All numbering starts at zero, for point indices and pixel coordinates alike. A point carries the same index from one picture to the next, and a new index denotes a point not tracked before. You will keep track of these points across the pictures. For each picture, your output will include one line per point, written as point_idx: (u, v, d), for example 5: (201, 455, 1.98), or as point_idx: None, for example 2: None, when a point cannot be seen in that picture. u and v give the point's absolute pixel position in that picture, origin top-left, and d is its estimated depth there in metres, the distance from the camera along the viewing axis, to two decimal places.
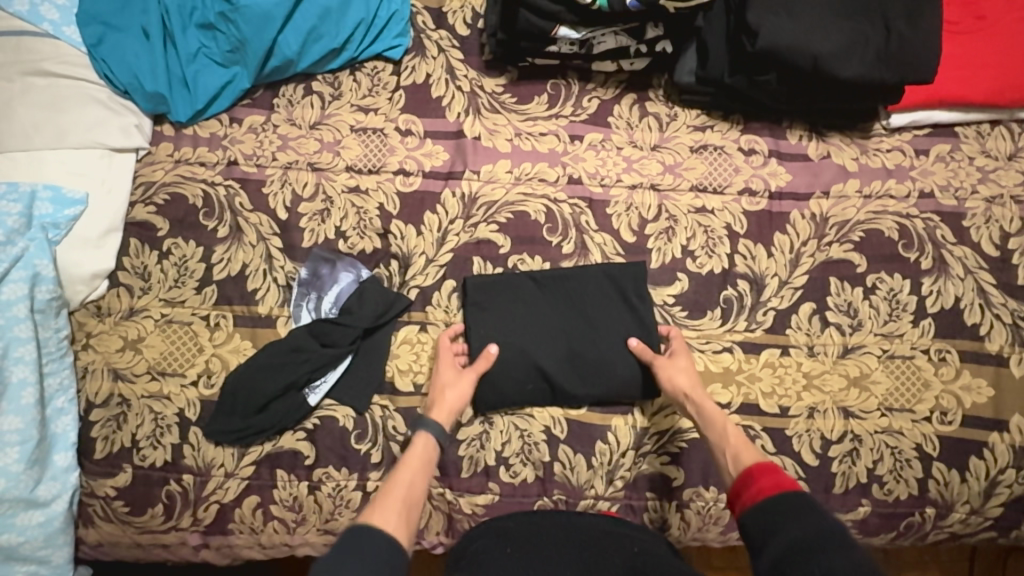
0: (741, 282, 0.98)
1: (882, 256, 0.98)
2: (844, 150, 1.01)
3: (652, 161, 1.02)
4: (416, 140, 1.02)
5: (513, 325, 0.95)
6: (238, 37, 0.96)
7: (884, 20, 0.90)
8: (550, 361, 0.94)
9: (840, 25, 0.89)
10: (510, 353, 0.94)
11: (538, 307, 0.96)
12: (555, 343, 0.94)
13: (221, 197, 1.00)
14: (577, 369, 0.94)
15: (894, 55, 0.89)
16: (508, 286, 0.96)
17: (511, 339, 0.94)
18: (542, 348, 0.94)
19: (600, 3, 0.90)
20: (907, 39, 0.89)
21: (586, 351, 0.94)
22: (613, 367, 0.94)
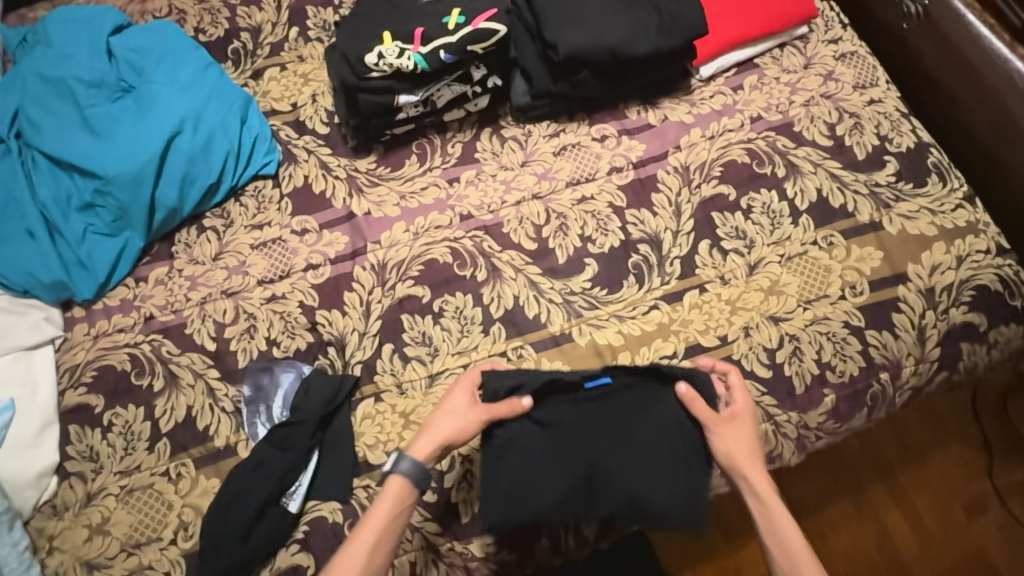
0: (642, 246, 1.07)
1: (745, 180, 1.10)
2: (677, 109, 1.16)
3: (525, 176, 1.12)
4: (314, 234, 1.09)
5: (563, 475, 0.88)
6: (118, 205, 1.01)
7: (655, 4, 1.06)
8: (629, 453, 0.88)
9: (623, 20, 1.04)
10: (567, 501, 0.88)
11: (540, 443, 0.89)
12: (603, 443, 0.89)
13: (149, 352, 1.03)
14: (600, 456, 0.89)
15: (674, 27, 1.05)
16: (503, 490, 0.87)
17: (586, 487, 0.89)
18: (611, 462, 0.88)
19: (422, 66, 0.98)
20: (677, 11, 1.05)
21: (614, 411, 0.90)
22: (599, 437, 0.89)
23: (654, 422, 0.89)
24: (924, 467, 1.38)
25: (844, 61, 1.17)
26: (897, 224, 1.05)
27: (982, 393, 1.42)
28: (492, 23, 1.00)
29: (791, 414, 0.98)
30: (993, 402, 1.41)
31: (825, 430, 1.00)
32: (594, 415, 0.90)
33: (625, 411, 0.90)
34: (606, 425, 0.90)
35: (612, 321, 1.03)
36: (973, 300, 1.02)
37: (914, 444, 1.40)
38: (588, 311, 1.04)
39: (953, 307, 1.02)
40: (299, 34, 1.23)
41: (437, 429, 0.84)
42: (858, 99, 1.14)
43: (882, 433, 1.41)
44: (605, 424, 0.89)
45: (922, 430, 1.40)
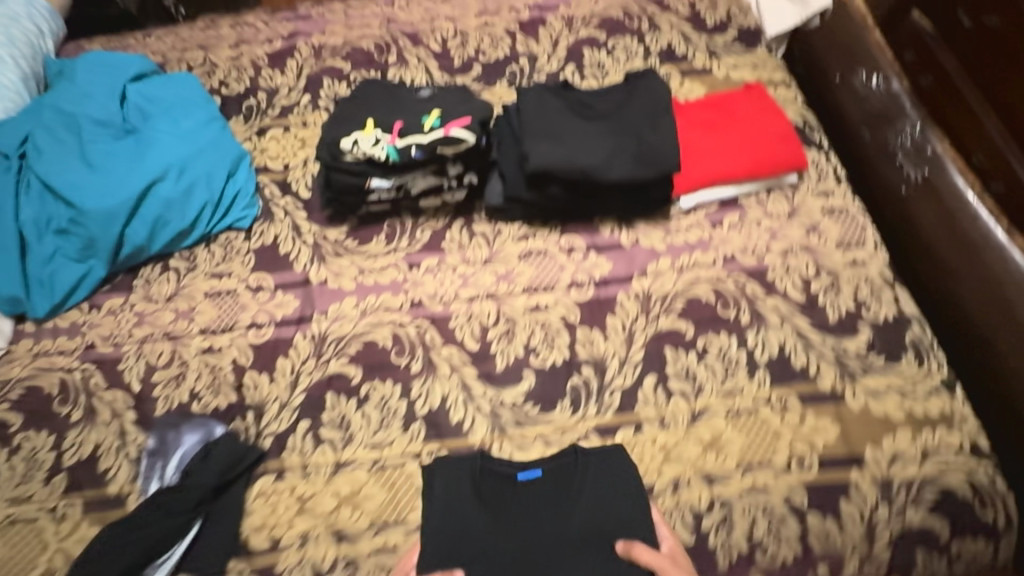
0: (585, 368, 1.03)
1: (706, 321, 1.06)
2: (651, 234, 1.14)
3: (485, 274, 1.12)
4: (267, 294, 1.11)
5: (503, 554, 0.85)
6: (88, 236, 1.05)
7: (636, 133, 1.07)
8: (576, 526, 0.88)
9: (604, 143, 1.06)
10: None
11: (474, 542, 0.87)
12: (544, 540, 0.87)
13: (77, 381, 1.04)
14: (549, 565, 0.85)
15: (649, 158, 1.05)
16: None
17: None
18: (554, 557, 0.85)
19: (390, 155, 1.02)
20: (656, 143, 1.06)
21: (552, 500, 0.90)
22: (546, 543, 0.87)
23: (590, 505, 0.89)
24: None
25: (832, 216, 1.14)
26: (860, 400, 0.98)
27: None
28: (461, 129, 0.98)
29: None
30: None
31: None
32: (530, 500, 0.91)
33: (567, 488, 0.91)
34: (553, 506, 0.90)
35: (537, 443, 0.98)
36: (935, 503, 0.92)
37: None
38: (514, 427, 0.99)
39: (912, 506, 0.91)
40: (309, 102, 1.31)
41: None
42: (840, 258, 1.10)
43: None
44: (549, 502, 0.90)
45: None
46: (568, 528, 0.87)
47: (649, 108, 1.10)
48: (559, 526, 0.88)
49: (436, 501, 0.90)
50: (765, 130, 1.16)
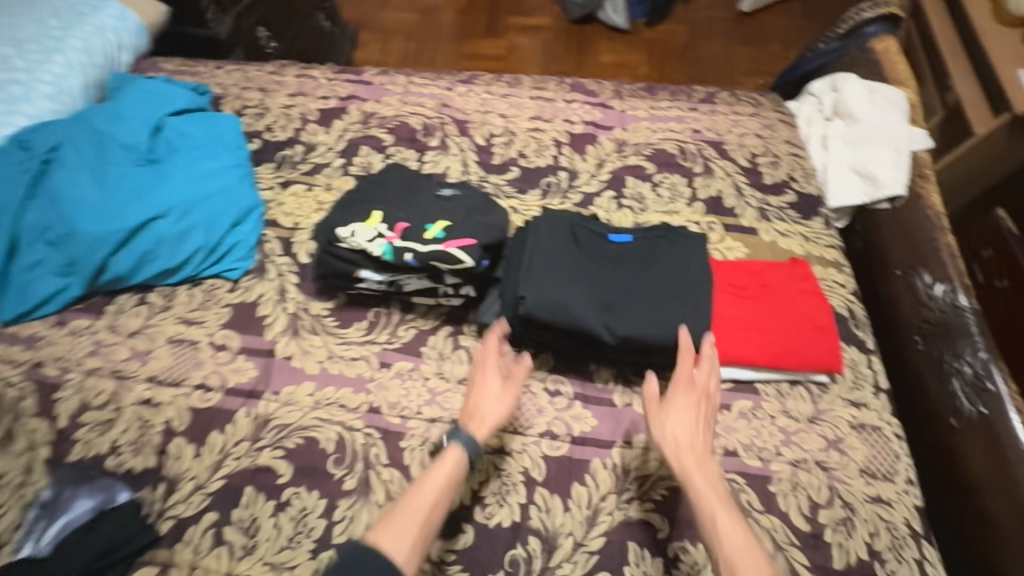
0: (532, 539, 0.90)
1: (684, 521, 0.90)
2: (648, 398, 1.02)
3: (456, 395, 1.02)
4: (228, 355, 1.04)
5: (587, 291, 0.94)
6: (73, 255, 1.03)
7: (655, 281, 0.96)
8: (649, 305, 0.93)
9: (615, 285, 0.95)
10: (589, 299, 0.93)
11: (580, 276, 0.95)
12: (632, 273, 0.97)
13: (12, 399, 0.99)
14: (622, 278, 0.96)
15: (658, 321, 0.92)
16: (547, 265, 0.96)
17: (622, 300, 0.93)
18: (634, 283, 0.95)
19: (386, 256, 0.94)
20: (670, 311, 0.94)
21: (642, 247, 1.00)
22: (623, 272, 0.97)
23: (681, 254, 1.01)
24: None
25: (860, 433, 0.98)
26: None
27: None
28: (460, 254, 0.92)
29: None
30: None
31: None
32: (620, 252, 1.01)
33: (649, 250, 1.01)
34: (633, 260, 0.99)
35: None
36: None
37: None
38: None
39: None
40: (341, 166, 1.30)
41: (473, 409, 0.95)
42: (860, 488, 0.93)
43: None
44: (633, 263, 0.99)
45: None
46: (656, 277, 0.97)
47: (695, 270, 0.97)
48: (643, 272, 0.97)
49: (538, 234, 1.01)
50: (800, 316, 1.04)
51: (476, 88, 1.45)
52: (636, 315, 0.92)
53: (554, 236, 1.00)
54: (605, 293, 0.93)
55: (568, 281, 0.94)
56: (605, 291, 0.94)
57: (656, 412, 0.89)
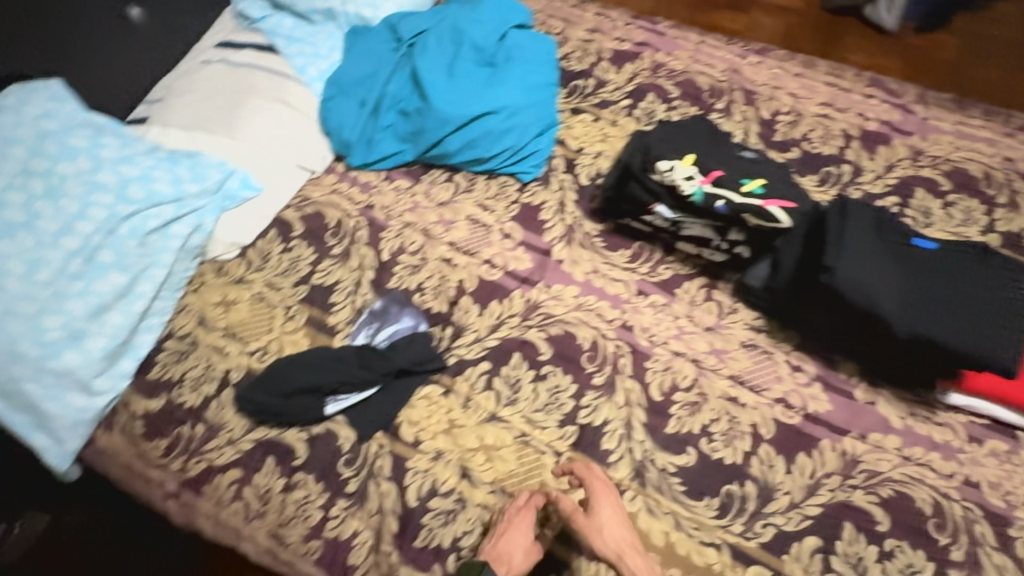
0: (750, 484, 0.97)
1: (908, 526, 0.93)
2: (893, 404, 1.02)
3: (701, 339, 1.10)
4: (512, 243, 1.21)
5: (895, 286, 0.94)
6: (420, 127, 1.24)
7: (962, 296, 0.95)
8: (956, 318, 0.93)
9: (921, 288, 0.95)
10: (896, 294, 0.94)
11: (892, 270, 0.96)
12: (938, 280, 0.96)
13: (350, 226, 1.24)
14: (928, 284, 0.96)
15: (962, 334, 0.92)
16: (857, 251, 0.96)
17: (924, 303, 0.94)
18: (940, 290, 0.95)
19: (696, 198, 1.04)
20: (976, 327, 0.92)
21: (955, 259, 0.98)
22: (930, 279, 0.96)
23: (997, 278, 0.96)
24: None
25: None
26: None
27: None
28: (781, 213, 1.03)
29: None
30: None
31: None
32: (927, 258, 0.99)
33: (959, 264, 0.98)
34: (941, 269, 0.97)
35: (666, 519, 0.95)
36: None
37: None
38: (653, 490, 0.97)
39: None
40: (627, 107, 1.39)
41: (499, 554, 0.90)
42: None
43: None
44: (940, 271, 0.97)
45: None
46: (964, 291, 0.95)
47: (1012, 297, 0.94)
48: (951, 283, 0.95)
49: (846, 218, 1.00)
50: None
51: (768, 61, 1.44)
52: (941, 322, 0.93)
53: (861, 224, 1.00)
54: (911, 294, 0.94)
55: (877, 271, 0.95)
56: (910, 292, 0.94)
57: (584, 522, 0.92)
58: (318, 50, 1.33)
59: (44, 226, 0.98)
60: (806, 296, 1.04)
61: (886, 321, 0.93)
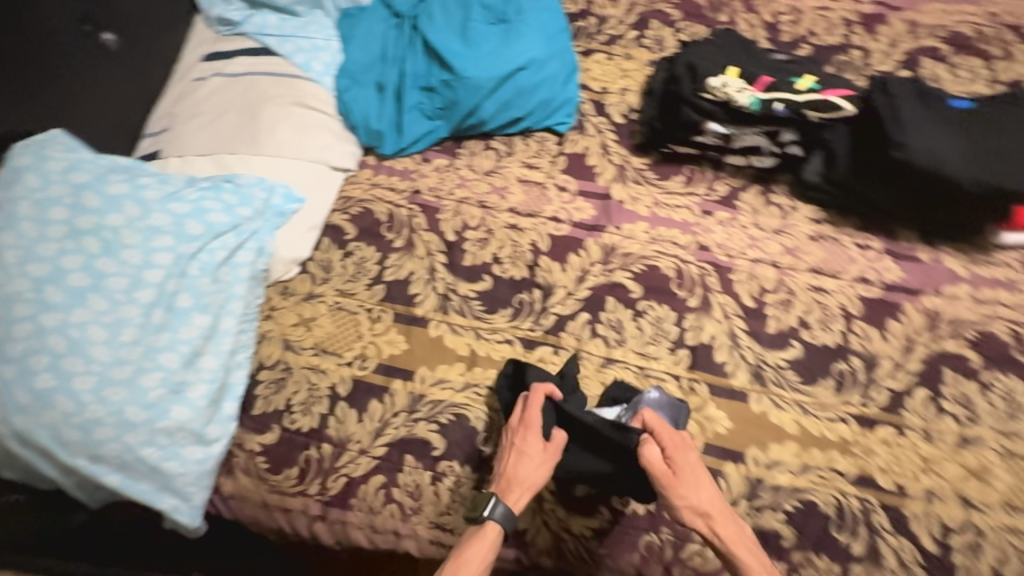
0: (854, 359, 1.06)
1: (999, 358, 1.03)
2: (955, 257, 1.12)
3: (773, 242, 1.16)
4: (570, 195, 1.22)
5: (954, 148, 1.03)
6: (451, 99, 1.21)
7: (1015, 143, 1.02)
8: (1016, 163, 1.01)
9: (977, 144, 1.03)
10: (954, 157, 1.02)
11: (947, 133, 1.04)
12: (991, 132, 1.04)
13: (403, 217, 1.22)
14: (985, 142, 1.03)
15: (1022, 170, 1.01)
16: (914, 125, 1.04)
17: (986, 157, 1.02)
18: (996, 143, 1.02)
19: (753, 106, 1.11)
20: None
21: (1001, 115, 1.05)
22: (985, 137, 1.03)
23: None
24: None
25: None
26: None
27: None
28: (842, 101, 1.10)
29: None
30: None
31: None
32: (977, 118, 1.06)
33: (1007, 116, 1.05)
34: (992, 124, 1.04)
35: (793, 408, 1.02)
36: None
37: None
38: (774, 386, 1.04)
39: None
40: (636, 38, 1.38)
41: (513, 477, 0.92)
42: None
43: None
44: (992, 126, 1.04)
45: None
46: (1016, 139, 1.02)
47: None
48: (1003, 134, 1.03)
49: (895, 98, 1.08)
50: None
51: None
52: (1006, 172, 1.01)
53: (910, 100, 1.08)
54: (969, 152, 1.03)
55: (935, 140, 1.03)
56: (970, 151, 1.03)
57: (656, 465, 0.90)
58: (317, 42, 1.26)
59: (113, 282, 0.94)
60: (873, 179, 1.09)
61: (954, 182, 1.02)
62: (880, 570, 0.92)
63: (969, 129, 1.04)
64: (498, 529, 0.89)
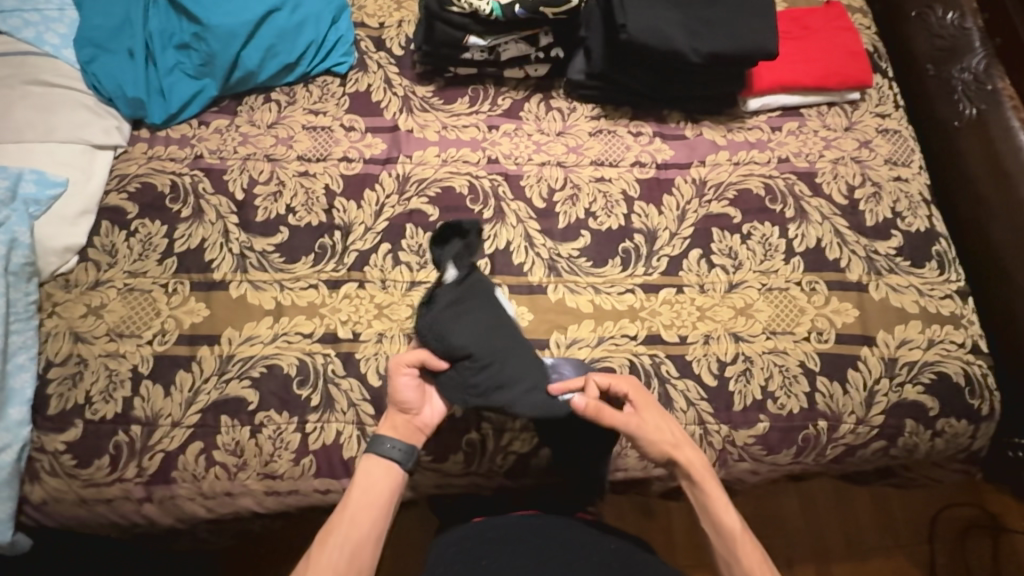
0: (637, 236, 1.14)
1: (755, 210, 1.16)
2: (715, 129, 1.23)
3: (557, 144, 1.22)
4: (359, 134, 1.21)
5: (677, 24, 1.11)
6: (208, 53, 1.17)
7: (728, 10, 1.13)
8: (730, 28, 1.12)
9: (697, 17, 1.12)
10: (680, 32, 1.11)
11: (670, 11, 1.12)
12: (708, 5, 1.14)
13: (187, 184, 1.15)
14: (703, 15, 1.13)
15: (741, 35, 1.11)
16: (640, 8, 1.11)
17: (705, 27, 1.12)
18: (712, 14, 1.13)
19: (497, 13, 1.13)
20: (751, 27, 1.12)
21: None
22: (703, 10, 1.13)
23: None
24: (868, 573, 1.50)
25: (885, 136, 1.22)
26: (882, 291, 1.09)
27: (887, 500, 1.56)
28: None
29: (722, 426, 1.03)
30: (893, 503, 1.56)
31: (749, 452, 1.03)
32: None
33: None
34: None
35: (586, 291, 1.10)
36: (931, 383, 1.05)
37: (816, 524, 1.53)
38: (568, 275, 1.11)
39: (909, 383, 1.05)
40: None
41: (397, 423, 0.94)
42: (886, 172, 1.19)
43: (819, 501, 1.55)
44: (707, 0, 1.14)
45: (820, 497, 1.56)
46: (727, 8, 1.14)
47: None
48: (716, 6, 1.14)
49: None
50: (838, 46, 1.23)
51: None
52: (724, 38, 1.11)
53: None
54: (692, 24, 1.12)
55: (662, 18, 1.11)
56: (693, 23, 1.12)
57: (635, 422, 0.92)
58: (48, 12, 1.17)
59: None
60: (625, 68, 1.18)
61: (682, 54, 1.11)
62: (672, 412, 1.03)
63: (691, 5, 1.14)
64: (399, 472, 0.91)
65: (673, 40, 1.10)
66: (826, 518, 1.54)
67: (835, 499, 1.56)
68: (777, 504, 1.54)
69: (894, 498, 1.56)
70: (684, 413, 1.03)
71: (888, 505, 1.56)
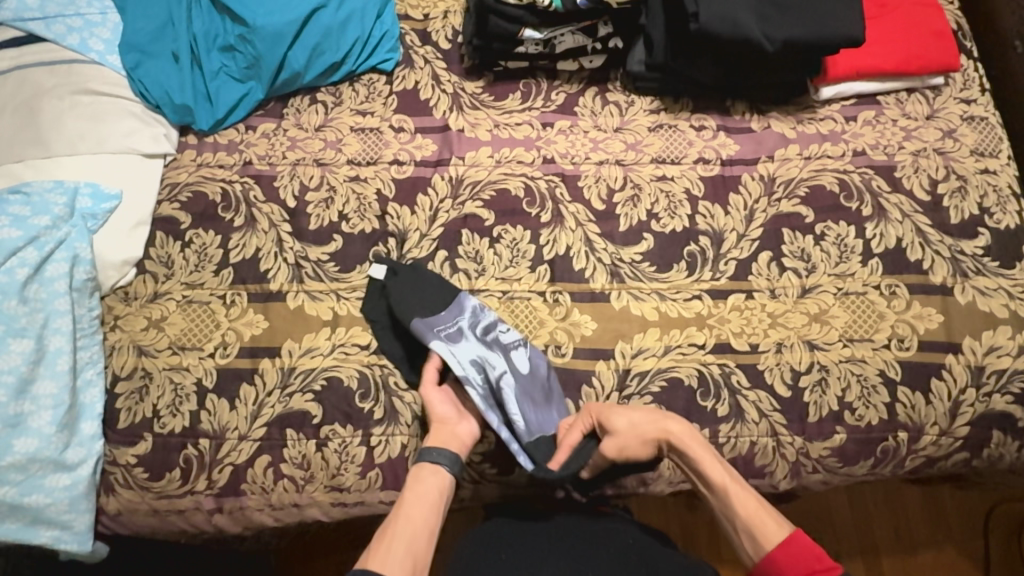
0: (702, 238, 1.09)
1: (827, 208, 1.09)
2: (783, 121, 1.16)
3: (615, 141, 1.16)
4: (408, 134, 1.17)
5: (750, 8, 1.03)
6: (254, 54, 1.13)
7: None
8: (805, 11, 1.04)
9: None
10: (753, 17, 1.03)
11: None
12: None
13: (238, 192, 1.13)
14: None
15: (818, 20, 1.03)
16: None
17: (779, 12, 1.04)
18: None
19: (556, 4, 1.08)
20: (829, 11, 1.04)
21: None
22: None
23: None
24: (918, 567, 1.46)
25: (970, 124, 1.14)
26: (968, 295, 1.03)
27: (942, 498, 1.51)
28: None
29: (796, 437, 0.99)
30: (948, 501, 1.51)
31: (824, 464, 1.00)
32: None
33: None
34: None
35: (651, 297, 1.06)
36: (1020, 393, 0.99)
37: (868, 521, 1.49)
38: (632, 281, 1.07)
39: (997, 392, 0.99)
40: None
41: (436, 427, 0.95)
42: (971, 164, 1.11)
43: (870, 497, 1.50)
44: None
45: (872, 495, 1.51)
46: None
47: None
48: None
49: None
50: (920, 26, 1.13)
51: None
52: (800, 22, 1.04)
53: None
54: (765, 7, 1.04)
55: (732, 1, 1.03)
56: (766, 7, 1.04)
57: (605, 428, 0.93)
58: (90, 17, 1.14)
59: None
60: (687, 56, 1.11)
61: (756, 42, 1.03)
62: (744, 424, 1.00)
63: None
64: (450, 479, 0.91)
65: (747, 26, 1.02)
66: (879, 515, 1.50)
67: (887, 496, 1.51)
68: (828, 502, 1.50)
69: (950, 496, 1.51)
70: (757, 424, 0.99)
71: (943, 502, 1.51)
